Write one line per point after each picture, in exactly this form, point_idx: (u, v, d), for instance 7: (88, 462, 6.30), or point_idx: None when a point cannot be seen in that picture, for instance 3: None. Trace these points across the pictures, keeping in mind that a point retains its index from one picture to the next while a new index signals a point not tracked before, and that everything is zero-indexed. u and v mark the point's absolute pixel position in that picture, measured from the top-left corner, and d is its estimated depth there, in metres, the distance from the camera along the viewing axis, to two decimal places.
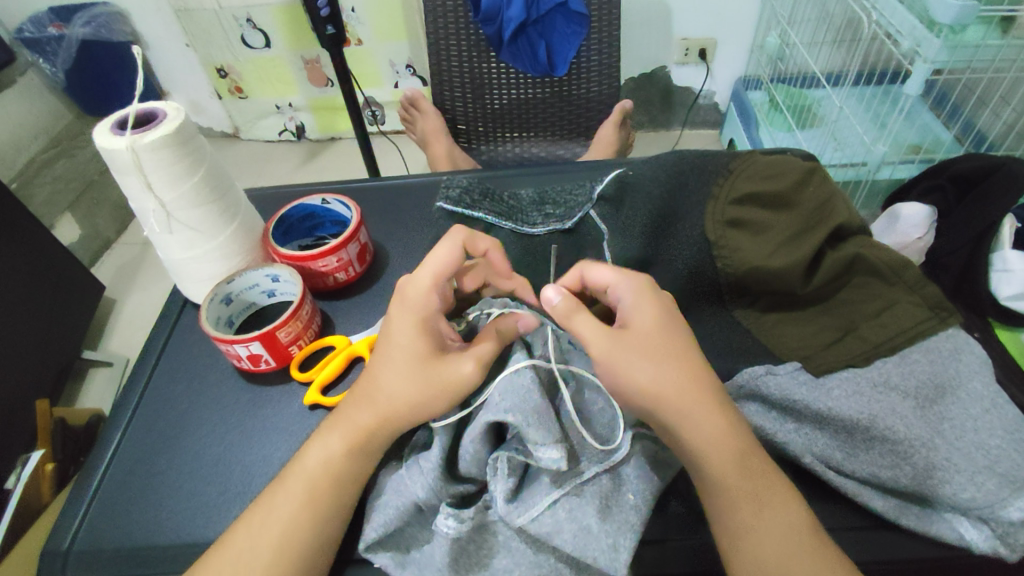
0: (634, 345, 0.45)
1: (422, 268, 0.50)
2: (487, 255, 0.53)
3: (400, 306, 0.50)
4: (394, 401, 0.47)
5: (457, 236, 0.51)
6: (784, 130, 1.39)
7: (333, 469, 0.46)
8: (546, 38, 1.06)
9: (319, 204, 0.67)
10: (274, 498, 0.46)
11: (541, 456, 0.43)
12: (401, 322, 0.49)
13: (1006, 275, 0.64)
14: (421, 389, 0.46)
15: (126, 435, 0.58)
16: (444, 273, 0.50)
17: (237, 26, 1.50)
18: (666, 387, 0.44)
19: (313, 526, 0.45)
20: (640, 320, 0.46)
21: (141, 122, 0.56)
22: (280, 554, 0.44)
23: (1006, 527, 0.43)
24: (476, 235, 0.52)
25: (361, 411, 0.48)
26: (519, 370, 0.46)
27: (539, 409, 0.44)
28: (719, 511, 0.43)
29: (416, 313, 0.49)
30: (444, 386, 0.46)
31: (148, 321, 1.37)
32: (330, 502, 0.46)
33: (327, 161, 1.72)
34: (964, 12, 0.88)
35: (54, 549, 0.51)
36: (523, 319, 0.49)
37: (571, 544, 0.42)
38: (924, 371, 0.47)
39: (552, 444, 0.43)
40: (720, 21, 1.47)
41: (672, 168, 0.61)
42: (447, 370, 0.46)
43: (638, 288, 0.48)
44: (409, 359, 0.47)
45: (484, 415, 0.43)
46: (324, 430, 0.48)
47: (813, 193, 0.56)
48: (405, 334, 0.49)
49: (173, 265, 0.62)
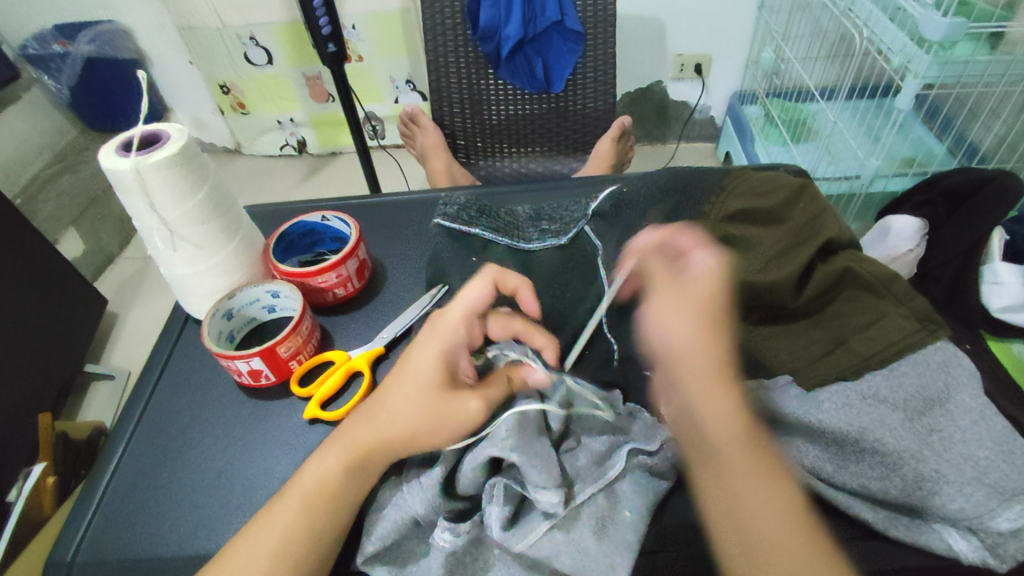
0: (675, 296, 0.48)
1: (455, 300, 0.52)
2: (516, 291, 0.55)
3: (429, 331, 0.51)
4: (396, 426, 0.48)
5: (490, 274, 0.53)
6: (779, 144, 1.41)
7: (330, 486, 0.47)
8: (543, 56, 1.08)
9: (319, 220, 0.69)
10: (272, 509, 0.47)
11: (537, 497, 0.44)
12: (426, 347, 0.50)
13: (996, 288, 0.66)
14: (430, 420, 0.48)
15: (128, 449, 0.59)
16: (474, 309, 0.52)
17: (239, 44, 1.52)
18: (685, 354, 0.46)
19: (307, 539, 0.45)
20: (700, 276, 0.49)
21: (146, 143, 0.57)
22: (274, 565, 0.44)
23: (995, 538, 0.44)
24: (506, 273, 0.54)
25: (362, 428, 0.49)
26: (525, 411, 0.47)
27: (544, 453, 0.45)
28: (705, 475, 0.44)
29: (443, 341, 0.50)
30: (449, 422, 0.47)
31: (149, 335, 1.38)
32: (325, 516, 0.46)
33: (329, 176, 1.74)
34: (953, 30, 0.90)
35: (57, 562, 0.52)
36: (534, 375, 0.50)
37: (570, 564, 0.44)
38: (913, 385, 0.48)
39: (551, 487, 0.44)
40: (715, 37, 1.49)
41: (664, 186, 0.63)
42: (455, 408, 0.48)
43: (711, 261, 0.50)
44: (422, 386, 0.49)
45: (487, 448, 0.44)
46: (325, 444, 0.49)
47: (802, 210, 0.58)
48: (425, 360, 0.50)
49: (176, 282, 0.63)
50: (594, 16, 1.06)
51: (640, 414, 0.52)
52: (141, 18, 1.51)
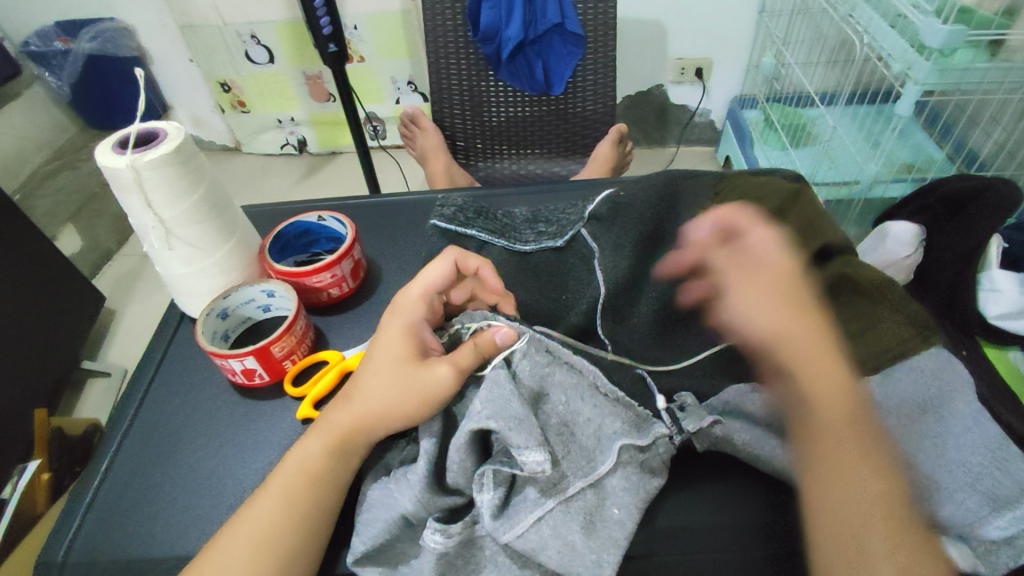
0: (753, 285, 0.50)
1: (416, 280, 0.56)
2: (479, 272, 0.58)
3: (392, 313, 0.54)
4: (371, 402, 0.50)
5: (449, 254, 0.57)
6: (778, 148, 1.41)
7: (309, 469, 0.48)
8: (543, 58, 1.08)
9: (315, 221, 0.68)
10: (251, 506, 0.48)
11: (524, 460, 0.43)
12: (391, 328, 0.53)
13: (994, 295, 0.67)
14: (403, 388, 0.49)
15: (121, 448, 0.59)
16: (433, 285, 0.55)
17: (240, 42, 1.52)
18: (787, 328, 0.48)
19: (287, 528, 0.46)
20: (766, 251, 0.53)
21: (143, 141, 0.57)
22: (258, 552, 0.45)
23: (987, 545, 0.43)
24: (467, 254, 0.57)
25: (338, 412, 0.51)
26: (499, 381, 0.47)
27: (520, 415, 0.44)
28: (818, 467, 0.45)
29: (404, 320, 0.53)
30: (421, 388, 0.48)
31: (147, 332, 1.38)
32: (307, 501, 0.48)
33: (329, 175, 1.74)
34: (952, 37, 0.90)
35: (49, 561, 0.52)
36: (500, 332, 0.50)
37: (556, 560, 0.44)
38: (907, 391, 0.48)
39: (535, 447, 0.43)
40: (716, 41, 1.49)
41: (661, 189, 0.62)
42: (425, 376, 0.49)
43: (770, 241, 0.53)
44: (392, 363, 0.51)
45: (466, 424, 0.44)
46: (305, 435, 0.51)
47: (795, 217, 0.59)
48: (392, 340, 0.52)
49: (172, 281, 0.63)
50: (595, 19, 1.06)
51: (633, 406, 0.50)
52: (143, 15, 1.50)
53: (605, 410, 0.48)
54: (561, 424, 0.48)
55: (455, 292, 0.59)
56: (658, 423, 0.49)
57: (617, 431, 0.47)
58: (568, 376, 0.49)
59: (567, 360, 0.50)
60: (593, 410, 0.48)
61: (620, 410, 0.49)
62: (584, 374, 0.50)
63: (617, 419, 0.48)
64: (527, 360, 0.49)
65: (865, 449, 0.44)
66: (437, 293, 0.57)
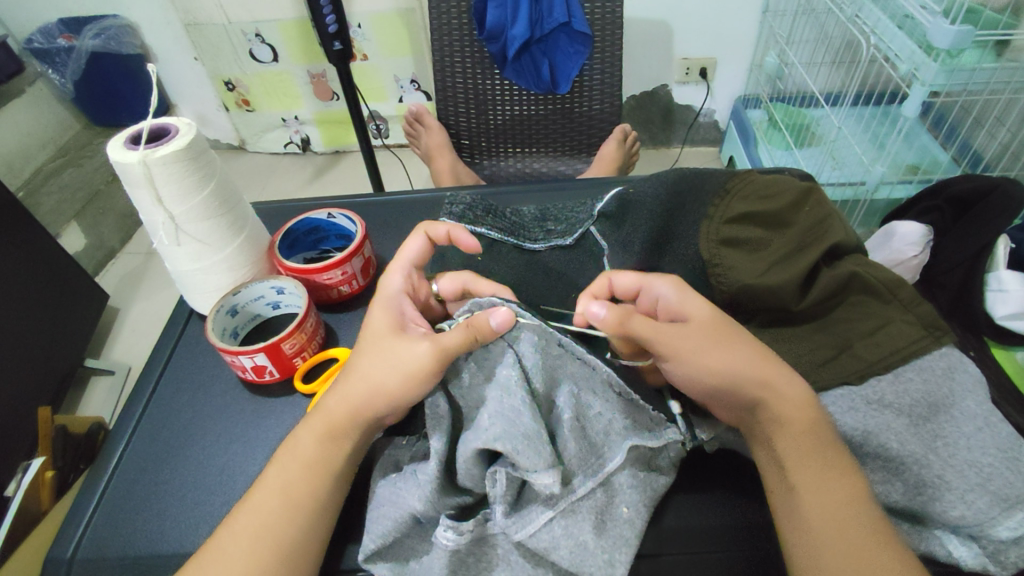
0: (710, 338, 0.49)
1: (395, 260, 0.58)
2: (451, 235, 0.60)
3: (377, 298, 0.55)
4: (363, 387, 0.50)
5: (420, 229, 0.59)
6: (782, 147, 1.42)
7: (306, 459, 0.48)
8: (549, 57, 1.09)
9: (324, 217, 0.69)
10: (254, 495, 0.48)
11: (536, 480, 0.43)
12: (378, 311, 0.54)
13: (1001, 295, 0.65)
14: (389, 366, 0.49)
15: (130, 443, 0.59)
16: (411, 259, 0.58)
17: (245, 40, 1.52)
18: (747, 367, 0.48)
19: (286, 520, 0.46)
20: (696, 313, 0.50)
21: (153, 137, 0.57)
22: (259, 541, 0.45)
23: (996, 544, 0.44)
24: (434, 223, 0.60)
25: (330, 400, 0.50)
26: (509, 389, 0.45)
27: (529, 432, 0.43)
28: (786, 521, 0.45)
29: (386, 299, 0.54)
30: (405, 369, 0.48)
31: (150, 331, 1.37)
32: (309, 492, 0.47)
33: (335, 174, 1.74)
34: (960, 38, 0.89)
35: (57, 558, 0.52)
36: (496, 314, 0.47)
37: (569, 559, 0.44)
38: (918, 390, 0.48)
39: (547, 469, 0.43)
40: (721, 40, 1.49)
41: (672, 186, 0.61)
42: (408, 355, 0.48)
43: (678, 286, 0.51)
44: (381, 342, 0.51)
45: (471, 441, 0.43)
46: (305, 420, 0.51)
47: (808, 214, 0.56)
48: (381, 320, 0.53)
49: (180, 277, 0.63)
50: (603, 18, 1.06)
51: (646, 410, 0.49)
52: (147, 13, 1.50)
53: (615, 406, 0.48)
54: (575, 419, 0.46)
55: (444, 280, 0.59)
56: (672, 429, 0.49)
57: (625, 432, 0.47)
58: (577, 372, 0.48)
59: (578, 355, 0.48)
60: (604, 405, 0.47)
61: (631, 410, 0.48)
62: (597, 370, 0.48)
63: (626, 416, 0.48)
64: (530, 346, 0.47)
65: (835, 442, 0.46)
66: (417, 269, 0.58)
